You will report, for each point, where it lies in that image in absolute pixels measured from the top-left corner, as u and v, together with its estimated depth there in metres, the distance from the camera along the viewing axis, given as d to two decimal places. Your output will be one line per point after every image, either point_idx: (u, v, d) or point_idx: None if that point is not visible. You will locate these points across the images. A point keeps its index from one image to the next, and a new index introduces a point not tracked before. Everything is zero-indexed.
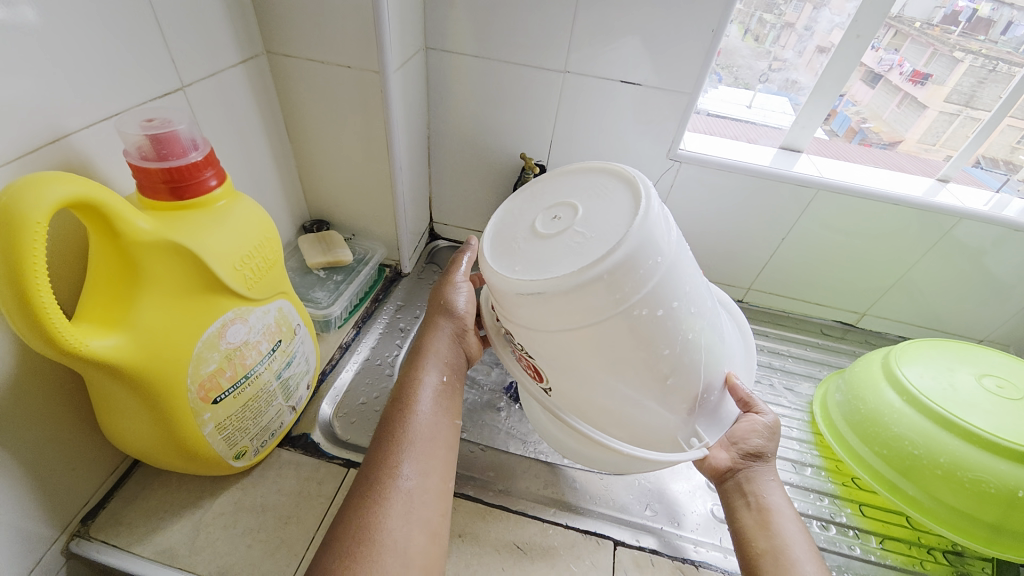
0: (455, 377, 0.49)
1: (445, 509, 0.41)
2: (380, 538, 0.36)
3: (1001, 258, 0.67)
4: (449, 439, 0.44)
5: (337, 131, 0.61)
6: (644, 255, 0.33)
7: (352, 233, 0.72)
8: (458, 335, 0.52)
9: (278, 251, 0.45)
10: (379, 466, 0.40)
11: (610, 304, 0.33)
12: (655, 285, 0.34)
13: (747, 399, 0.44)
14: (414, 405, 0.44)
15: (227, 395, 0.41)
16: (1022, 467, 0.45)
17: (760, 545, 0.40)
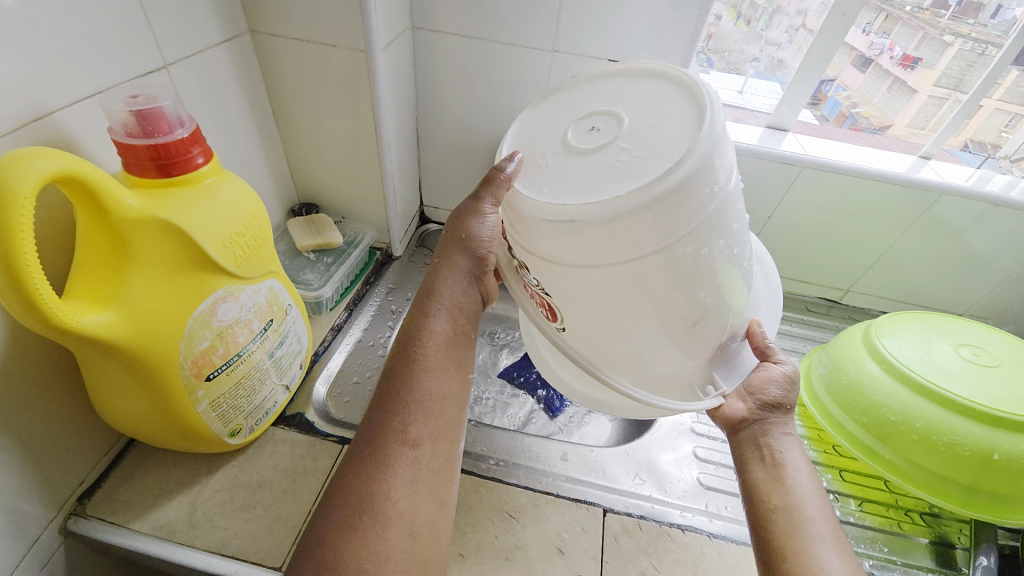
0: (467, 325, 0.46)
1: (451, 475, 0.40)
2: (384, 509, 0.36)
3: (982, 233, 0.68)
4: (460, 397, 0.43)
5: (325, 112, 0.61)
6: (703, 181, 0.32)
7: (342, 217, 0.73)
8: (475, 277, 0.48)
9: (267, 230, 0.45)
10: (385, 431, 0.39)
11: (657, 239, 0.33)
12: (703, 221, 0.33)
13: (765, 348, 0.46)
14: (424, 361, 0.42)
15: (220, 372, 0.42)
16: (994, 430, 0.47)
17: (773, 501, 0.41)
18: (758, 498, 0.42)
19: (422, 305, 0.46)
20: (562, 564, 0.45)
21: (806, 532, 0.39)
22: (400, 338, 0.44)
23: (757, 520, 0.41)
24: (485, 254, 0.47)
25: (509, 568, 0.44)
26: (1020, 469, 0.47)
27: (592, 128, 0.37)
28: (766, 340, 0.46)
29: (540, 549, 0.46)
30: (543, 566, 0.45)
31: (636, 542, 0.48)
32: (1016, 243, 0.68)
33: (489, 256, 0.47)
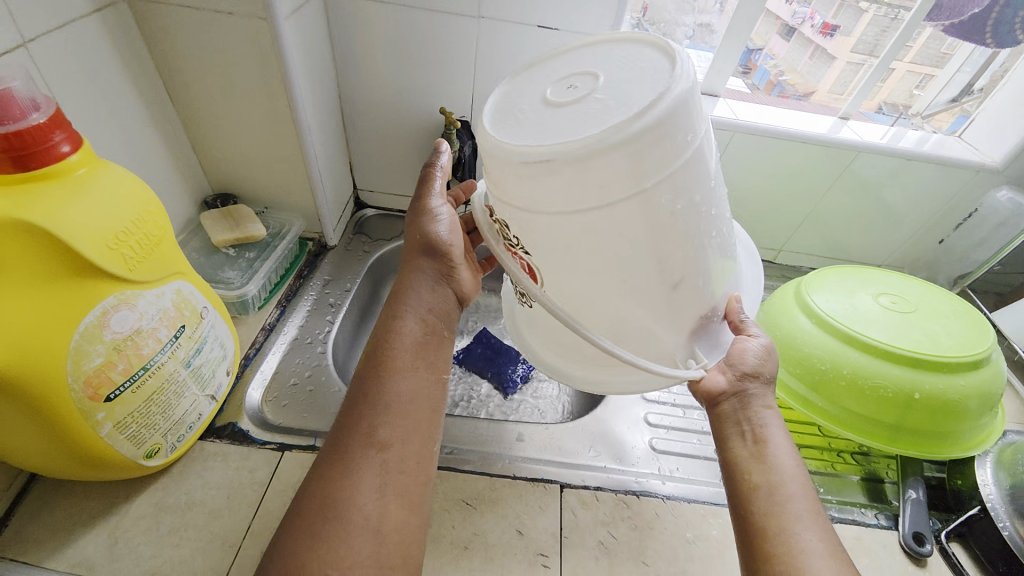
0: (439, 326, 0.46)
1: (426, 478, 0.39)
2: (348, 513, 0.35)
3: (895, 187, 0.72)
4: (433, 399, 0.42)
5: (229, 90, 0.54)
6: (675, 131, 0.29)
7: (265, 206, 0.67)
8: (442, 277, 0.49)
9: (163, 225, 0.40)
10: (352, 433, 0.39)
11: (628, 182, 0.29)
12: (678, 167, 0.31)
13: (740, 324, 0.44)
14: (392, 362, 0.42)
15: (123, 391, 0.37)
16: (912, 370, 0.51)
17: (755, 479, 0.39)
18: (736, 479, 0.40)
19: (390, 308, 0.46)
20: (522, 546, 0.45)
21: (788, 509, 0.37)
22: (371, 341, 0.44)
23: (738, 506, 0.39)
24: (447, 253, 0.49)
25: (468, 557, 0.43)
26: (939, 405, 0.51)
27: (570, 85, 0.34)
28: (741, 316, 0.43)
29: (499, 534, 0.45)
30: (503, 550, 0.44)
31: (593, 513, 0.48)
32: (923, 196, 0.73)
33: (451, 253, 0.49)
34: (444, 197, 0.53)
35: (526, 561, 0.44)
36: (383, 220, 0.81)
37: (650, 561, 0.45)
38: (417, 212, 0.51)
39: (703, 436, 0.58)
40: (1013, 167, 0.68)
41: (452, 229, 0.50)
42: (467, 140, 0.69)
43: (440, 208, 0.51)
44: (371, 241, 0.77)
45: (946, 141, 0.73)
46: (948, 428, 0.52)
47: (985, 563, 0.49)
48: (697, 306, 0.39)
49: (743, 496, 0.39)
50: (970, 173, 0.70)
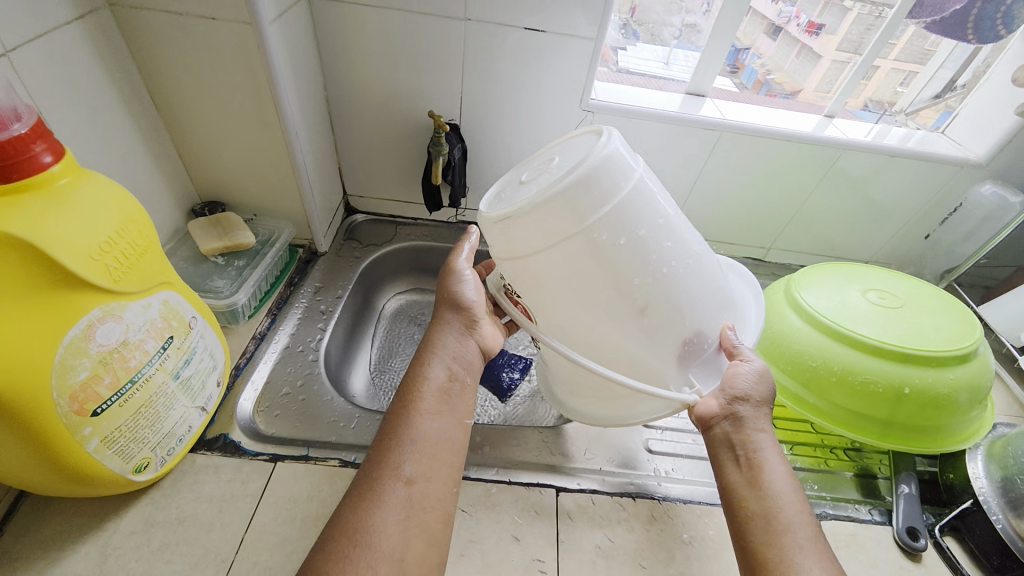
0: (464, 374, 0.47)
1: (447, 517, 0.39)
2: (371, 541, 0.35)
3: (881, 185, 0.73)
4: (458, 441, 0.43)
5: (215, 97, 0.54)
6: (605, 178, 0.33)
7: (254, 214, 0.66)
8: (468, 328, 0.50)
9: (148, 235, 0.40)
10: (379, 468, 0.39)
11: (568, 224, 0.33)
12: (619, 206, 0.34)
13: (733, 349, 0.42)
14: (421, 401, 0.43)
15: (110, 405, 0.36)
16: (901, 366, 0.52)
17: (751, 507, 0.39)
18: (735, 505, 0.40)
19: (422, 349, 0.47)
20: (519, 551, 0.45)
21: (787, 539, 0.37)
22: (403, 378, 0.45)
23: (738, 533, 0.39)
24: (469, 307, 0.50)
25: (464, 564, 0.43)
26: (930, 399, 0.51)
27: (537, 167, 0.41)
28: (733, 342, 0.43)
29: (495, 540, 0.45)
30: (499, 556, 0.44)
31: (589, 516, 0.48)
32: (910, 192, 0.74)
33: (473, 308, 0.50)
34: (472, 265, 0.55)
35: (522, 566, 0.44)
36: (374, 225, 0.81)
37: (647, 562, 0.45)
38: (446, 273, 0.53)
39: (697, 435, 0.58)
40: (997, 162, 0.69)
41: (476, 289, 0.52)
42: (457, 143, 0.69)
43: (466, 270, 0.53)
44: (362, 247, 0.77)
45: (931, 137, 0.74)
46: (940, 422, 0.52)
47: (979, 556, 0.49)
48: (681, 332, 0.40)
49: (743, 524, 0.39)
50: (955, 168, 0.70)
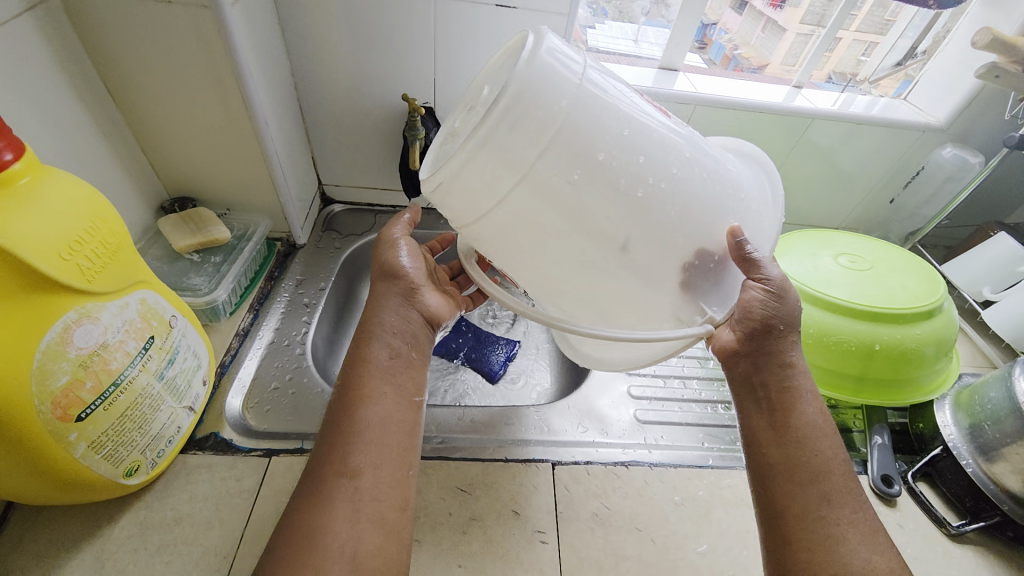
0: (408, 348, 0.47)
1: (403, 503, 0.39)
2: (323, 541, 0.35)
3: (849, 152, 0.76)
4: (407, 424, 0.43)
5: (179, 88, 0.52)
6: (535, 104, 0.29)
7: (227, 208, 0.64)
8: (408, 296, 0.50)
9: (121, 232, 0.38)
10: (325, 466, 0.39)
11: (509, 174, 0.31)
12: (557, 135, 0.30)
13: (745, 255, 0.38)
14: (359, 392, 0.43)
15: (95, 409, 0.35)
16: (872, 324, 0.54)
17: (773, 455, 0.41)
18: (758, 453, 0.42)
19: (358, 337, 0.47)
20: (519, 524, 0.46)
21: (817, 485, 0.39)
22: (343, 372, 0.45)
23: (761, 486, 0.42)
24: (408, 276, 0.51)
25: (467, 541, 0.44)
26: (900, 354, 0.54)
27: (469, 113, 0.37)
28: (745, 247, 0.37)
29: (495, 515, 0.46)
30: (500, 531, 0.45)
31: (585, 486, 0.49)
32: (875, 158, 0.76)
33: (411, 276, 0.51)
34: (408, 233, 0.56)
35: (524, 539, 0.45)
36: (352, 215, 0.79)
37: (643, 526, 0.47)
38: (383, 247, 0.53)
39: (684, 403, 0.60)
40: (957, 125, 0.72)
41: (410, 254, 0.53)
42: (432, 127, 0.68)
43: (399, 240, 0.54)
44: (342, 237, 0.75)
45: (894, 104, 0.77)
46: (908, 375, 0.55)
47: (951, 498, 0.53)
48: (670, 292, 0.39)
49: (767, 475, 0.41)
50: (917, 133, 0.73)
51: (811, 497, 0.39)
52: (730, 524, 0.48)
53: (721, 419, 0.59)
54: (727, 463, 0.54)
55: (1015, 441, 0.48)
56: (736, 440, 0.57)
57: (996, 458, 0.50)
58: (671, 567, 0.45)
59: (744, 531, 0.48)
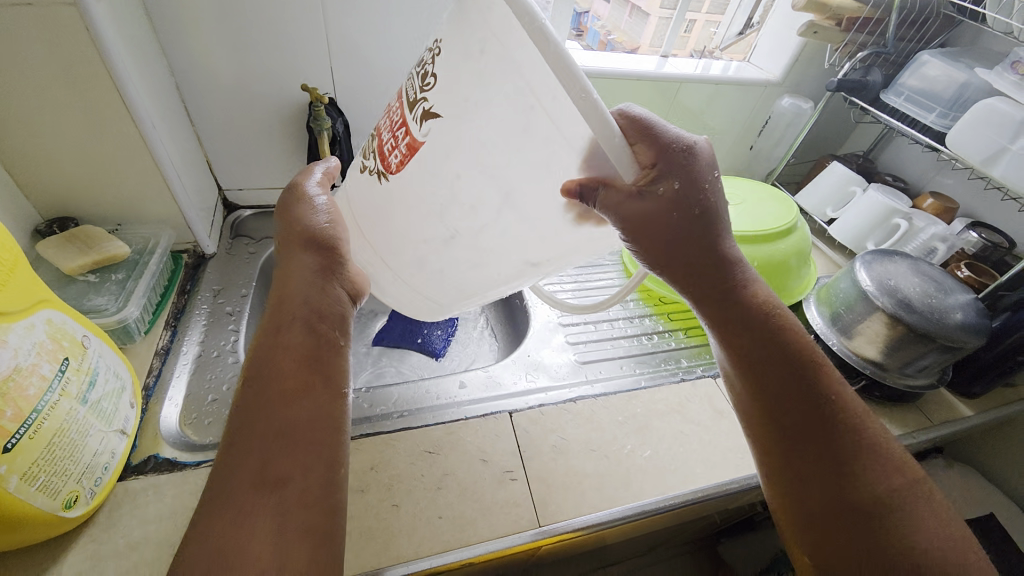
0: (333, 328, 0.38)
1: (336, 509, 0.32)
2: (238, 567, 0.27)
3: (714, 113, 0.88)
4: (337, 419, 0.35)
5: (41, 90, 0.46)
6: (385, 274, 0.46)
7: (118, 223, 0.59)
8: (329, 268, 0.41)
9: (15, 248, 0.35)
10: (236, 477, 0.30)
11: (435, 305, 0.47)
12: (406, 278, 0.45)
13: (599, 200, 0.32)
14: (276, 385, 0.34)
15: (21, 438, 0.32)
16: (748, 247, 0.66)
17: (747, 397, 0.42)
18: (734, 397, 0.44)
19: (273, 318, 0.37)
20: (489, 469, 0.49)
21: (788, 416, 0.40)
22: (250, 365, 0.35)
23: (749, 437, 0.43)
24: (331, 237, 0.42)
25: (443, 495, 0.46)
26: (773, 267, 0.66)
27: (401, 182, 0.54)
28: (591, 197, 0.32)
29: (465, 467, 0.49)
30: (473, 479, 0.48)
31: (542, 425, 0.54)
32: (733, 114, 0.90)
33: (340, 247, 0.42)
34: (324, 184, 0.49)
35: (496, 480, 0.48)
36: (261, 218, 0.76)
37: (597, 447, 0.53)
38: (294, 209, 0.45)
39: (614, 340, 0.68)
40: (789, 79, 0.87)
41: (334, 218, 0.44)
42: (338, 116, 0.68)
43: (318, 194, 0.46)
44: (255, 241, 0.72)
45: (742, 66, 0.90)
46: (780, 283, 0.68)
47: None
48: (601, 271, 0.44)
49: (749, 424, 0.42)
50: (761, 88, 0.87)
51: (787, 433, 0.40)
52: (666, 429, 0.56)
53: (646, 348, 0.67)
54: (657, 381, 0.62)
55: (866, 318, 0.61)
56: (660, 362, 0.65)
57: (856, 333, 0.62)
58: (625, 474, 0.51)
59: (678, 433, 0.56)
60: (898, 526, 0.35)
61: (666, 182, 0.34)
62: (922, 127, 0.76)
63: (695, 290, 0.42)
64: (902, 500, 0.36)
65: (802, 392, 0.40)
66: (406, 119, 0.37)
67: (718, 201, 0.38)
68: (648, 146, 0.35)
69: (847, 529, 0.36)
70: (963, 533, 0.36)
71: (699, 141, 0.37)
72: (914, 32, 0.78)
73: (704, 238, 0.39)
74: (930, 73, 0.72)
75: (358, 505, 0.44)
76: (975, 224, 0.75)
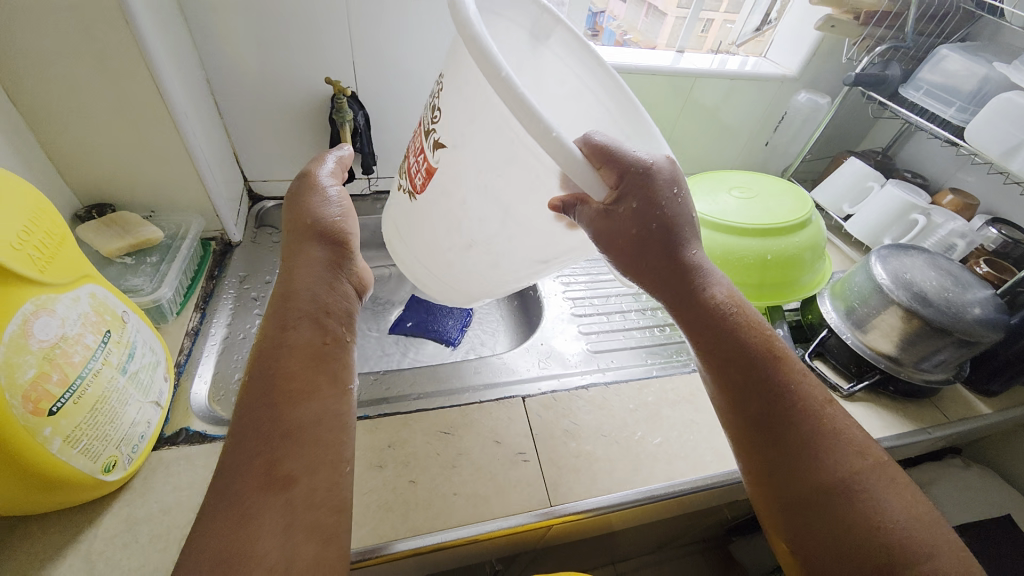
0: (340, 328, 0.39)
1: (342, 506, 0.33)
2: (245, 567, 0.28)
3: (730, 108, 0.88)
4: (341, 417, 0.36)
5: (82, 79, 0.48)
6: (418, 268, 0.48)
7: (152, 210, 0.62)
8: (337, 263, 0.42)
9: (63, 225, 0.38)
10: (245, 475, 0.31)
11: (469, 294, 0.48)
12: (436, 272, 0.47)
13: (579, 214, 0.35)
14: (288, 386, 0.35)
15: (66, 402, 0.34)
16: (761, 240, 0.66)
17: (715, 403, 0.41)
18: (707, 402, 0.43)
19: (278, 315, 0.38)
20: (502, 450, 0.51)
21: (751, 421, 0.39)
22: (255, 365, 0.36)
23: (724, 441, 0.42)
24: (342, 231, 0.43)
25: (458, 473, 0.48)
26: (786, 261, 0.66)
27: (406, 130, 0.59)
28: (573, 209, 0.35)
29: (479, 447, 0.50)
30: (486, 459, 0.49)
31: (554, 410, 0.55)
32: (748, 110, 0.90)
33: (349, 243, 0.44)
34: (336, 173, 0.49)
35: (508, 461, 0.50)
36: None
37: (608, 432, 0.54)
38: (305, 199, 0.45)
39: (627, 331, 0.69)
40: (806, 74, 0.87)
41: (346, 212, 0.45)
42: (359, 109, 0.70)
43: (330, 185, 0.46)
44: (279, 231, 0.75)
45: (758, 62, 0.90)
46: (794, 277, 0.68)
47: (840, 367, 0.66)
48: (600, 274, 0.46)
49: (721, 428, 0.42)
50: (778, 84, 0.87)
51: (755, 437, 0.39)
52: (677, 418, 0.57)
53: (658, 339, 0.68)
54: (668, 371, 0.63)
55: (880, 312, 0.61)
56: (672, 353, 0.66)
57: (869, 328, 0.62)
58: (635, 459, 0.52)
59: (689, 421, 0.57)
60: (866, 517, 0.35)
61: (628, 202, 0.36)
62: (942, 122, 0.75)
63: (665, 295, 0.41)
64: (871, 491, 0.36)
65: (773, 393, 0.39)
66: (424, 147, 0.42)
67: (679, 212, 0.39)
68: (612, 169, 0.36)
69: (816, 524, 0.36)
70: (936, 519, 0.36)
71: (658, 160, 0.39)
72: (934, 26, 0.78)
73: (668, 245, 0.39)
74: (950, 67, 0.71)
75: (377, 481, 0.46)
76: (995, 221, 0.74)
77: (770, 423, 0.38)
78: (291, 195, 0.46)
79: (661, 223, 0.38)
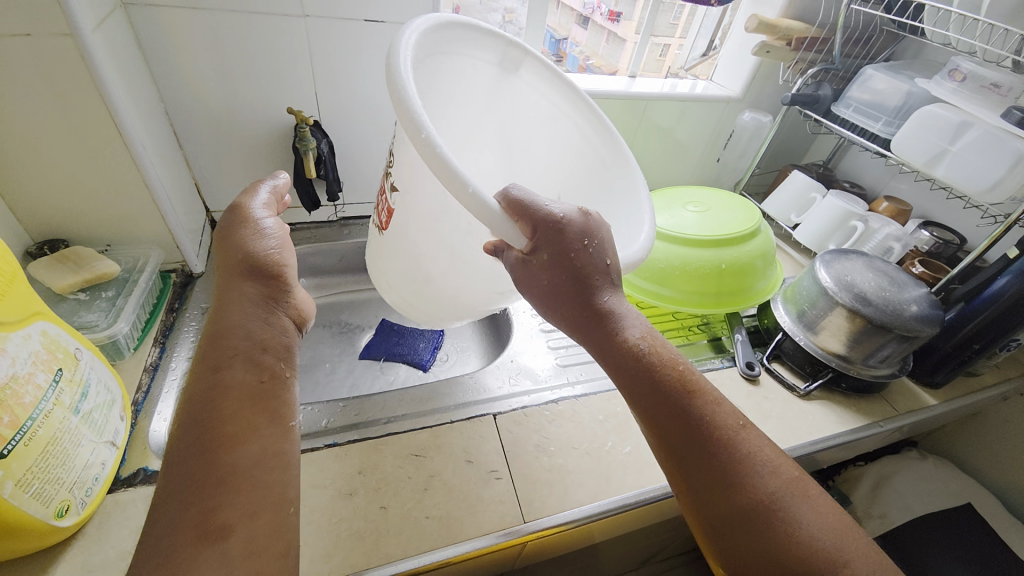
0: (276, 371, 0.38)
1: (287, 548, 0.33)
2: None
3: (682, 128, 0.94)
4: (283, 456, 0.36)
5: (28, 115, 0.47)
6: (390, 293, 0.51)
7: (108, 243, 0.60)
8: (271, 300, 0.41)
9: (13, 262, 0.37)
10: (177, 527, 0.30)
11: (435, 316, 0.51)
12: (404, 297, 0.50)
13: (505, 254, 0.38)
14: (223, 430, 0.34)
15: (16, 445, 0.33)
16: (716, 250, 0.70)
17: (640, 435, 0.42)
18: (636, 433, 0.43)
19: (210, 356, 0.37)
20: (474, 469, 0.51)
21: (673, 454, 0.40)
22: (189, 409, 0.35)
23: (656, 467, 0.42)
24: (278, 265, 0.42)
25: (430, 495, 0.48)
26: (739, 269, 0.70)
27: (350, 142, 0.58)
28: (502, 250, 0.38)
29: (451, 467, 0.50)
30: (458, 479, 0.50)
31: (526, 426, 0.56)
32: (700, 129, 0.95)
33: (285, 273, 0.43)
34: (272, 205, 0.48)
35: (480, 479, 0.50)
36: None
37: (578, 444, 0.55)
38: (237, 231, 0.44)
39: None
40: (749, 96, 0.93)
41: (281, 244, 0.44)
42: (323, 137, 0.71)
43: (263, 218, 0.45)
44: None
45: (706, 85, 0.95)
46: (748, 284, 0.72)
47: (797, 368, 0.69)
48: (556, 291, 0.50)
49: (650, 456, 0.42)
50: (724, 104, 0.92)
51: (680, 466, 0.39)
52: None
53: None
54: None
55: (827, 313, 0.64)
56: None
57: (820, 329, 0.66)
58: (606, 469, 0.53)
59: None
60: (781, 529, 0.36)
61: (539, 255, 0.37)
62: (872, 136, 0.82)
63: (589, 340, 0.41)
64: (783, 504, 0.37)
65: (694, 427, 0.39)
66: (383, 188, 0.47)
67: (592, 261, 0.39)
68: (526, 224, 0.36)
69: (739, 546, 0.37)
70: (842, 518, 0.38)
71: (570, 213, 0.39)
72: (860, 49, 0.86)
73: (581, 294, 0.39)
74: (876, 86, 0.78)
75: (346, 509, 0.45)
76: (927, 224, 0.81)
77: (689, 454, 0.39)
78: (220, 231, 0.45)
79: (577, 272, 0.39)
